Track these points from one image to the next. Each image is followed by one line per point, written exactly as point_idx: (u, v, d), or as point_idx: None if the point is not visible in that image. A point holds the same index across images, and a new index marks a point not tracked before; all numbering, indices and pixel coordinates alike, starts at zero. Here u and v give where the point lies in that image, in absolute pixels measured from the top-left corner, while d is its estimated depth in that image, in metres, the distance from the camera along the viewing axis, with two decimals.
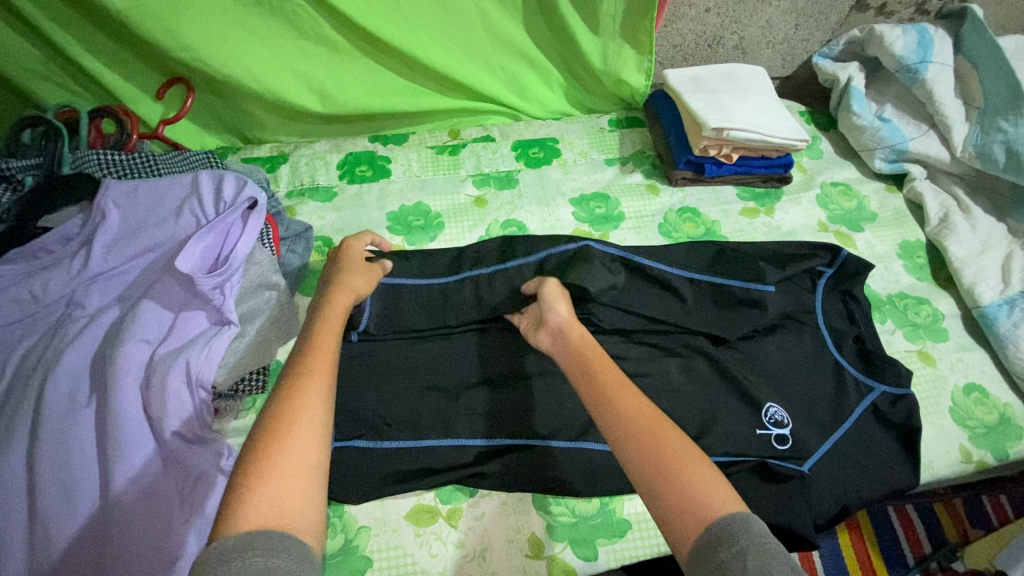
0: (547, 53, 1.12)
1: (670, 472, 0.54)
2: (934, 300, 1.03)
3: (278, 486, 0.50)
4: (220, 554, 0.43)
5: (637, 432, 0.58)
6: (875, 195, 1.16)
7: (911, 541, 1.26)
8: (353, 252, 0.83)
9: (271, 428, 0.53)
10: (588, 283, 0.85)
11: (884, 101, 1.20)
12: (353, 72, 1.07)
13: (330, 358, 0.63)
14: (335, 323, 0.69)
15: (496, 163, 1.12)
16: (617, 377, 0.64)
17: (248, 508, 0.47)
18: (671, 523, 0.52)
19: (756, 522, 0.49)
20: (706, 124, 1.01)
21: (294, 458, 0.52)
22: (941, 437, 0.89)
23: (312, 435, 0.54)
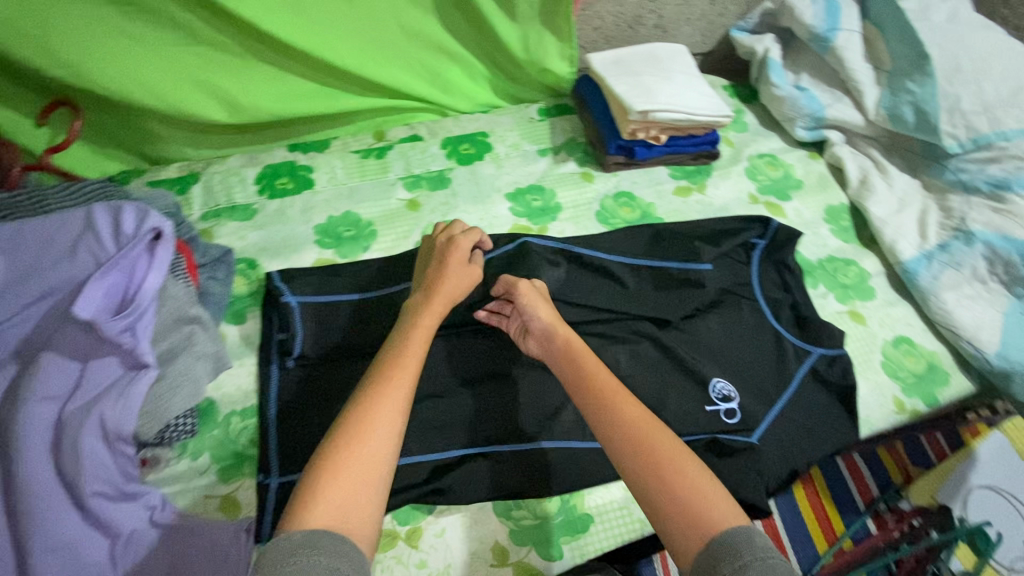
0: (467, 44, 1.09)
1: (668, 481, 0.57)
2: (860, 260, 1.08)
3: (345, 489, 0.55)
4: (286, 551, 0.49)
5: (643, 440, 0.60)
6: (799, 162, 1.19)
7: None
8: (457, 249, 0.84)
9: (348, 428, 0.59)
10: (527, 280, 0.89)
11: (801, 70, 1.23)
12: (261, 79, 1.00)
13: (416, 364, 0.67)
14: (427, 328, 0.72)
15: (426, 163, 1.08)
16: (617, 388, 0.66)
17: (320, 508, 0.53)
18: (671, 531, 0.55)
19: (756, 535, 0.52)
20: (632, 107, 1.01)
21: (365, 461, 0.57)
22: (876, 391, 0.94)
23: (383, 442, 0.59)
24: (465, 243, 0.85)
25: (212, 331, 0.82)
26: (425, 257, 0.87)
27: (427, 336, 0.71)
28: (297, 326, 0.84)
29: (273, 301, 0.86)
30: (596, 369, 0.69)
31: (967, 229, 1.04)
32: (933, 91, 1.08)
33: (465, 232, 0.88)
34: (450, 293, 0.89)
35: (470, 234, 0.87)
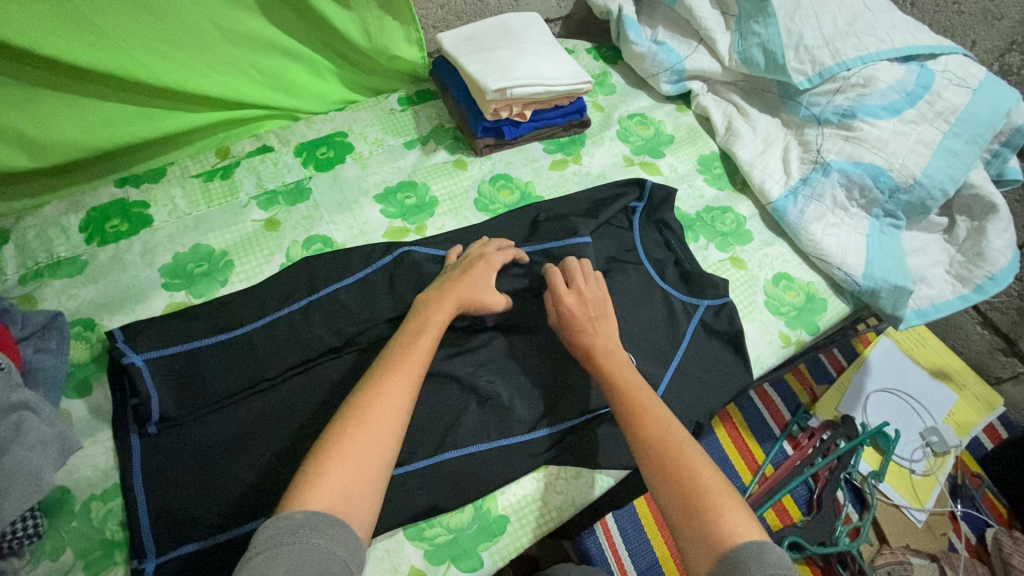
0: (301, 39, 0.99)
1: (694, 485, 0.59)
2: (736, 205, 1.11)
3: (344, 476, 0.56)
4: (285, 529, 0.51)
5: (671, 443, 0.64)
6: (668, 117, 1.20)
7: (774, 416, 1.42)
8: (483, 261, 0.85)
9: (353, 419, 0.61)
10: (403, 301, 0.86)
11: (656, 24, 1.23)
12: (60, 111, 0.86)
13: (420, 366, 0.69)
14: (433, 329, 0.74)
15: (281, 176, 1.00)
16: (653, 404, 0.70)
17: (321, 490, 0.55)
18: (687, 533, 0.57)
19: (772, 554, 0.52)
20: (487, 86, 0.96)
21: (362, 450, 0.59)
22: (763, 330, 0.98)
23: (382, 434, 0.61)
24: (491, 256, 0.86)
25: (47, 411, 0.71)
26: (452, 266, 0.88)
27: (433, 337, 0.73)
28: (151, 385, 0.75)
29: (116, 364, 0.76)
30: (636, 387, 0.72)
31: (823, 161, 1.09)
32: (776, 30, 1.11)
33: (494, 249, 0.88)
34: (322, 317, 0.84)
35: (502, 252, 0.88)
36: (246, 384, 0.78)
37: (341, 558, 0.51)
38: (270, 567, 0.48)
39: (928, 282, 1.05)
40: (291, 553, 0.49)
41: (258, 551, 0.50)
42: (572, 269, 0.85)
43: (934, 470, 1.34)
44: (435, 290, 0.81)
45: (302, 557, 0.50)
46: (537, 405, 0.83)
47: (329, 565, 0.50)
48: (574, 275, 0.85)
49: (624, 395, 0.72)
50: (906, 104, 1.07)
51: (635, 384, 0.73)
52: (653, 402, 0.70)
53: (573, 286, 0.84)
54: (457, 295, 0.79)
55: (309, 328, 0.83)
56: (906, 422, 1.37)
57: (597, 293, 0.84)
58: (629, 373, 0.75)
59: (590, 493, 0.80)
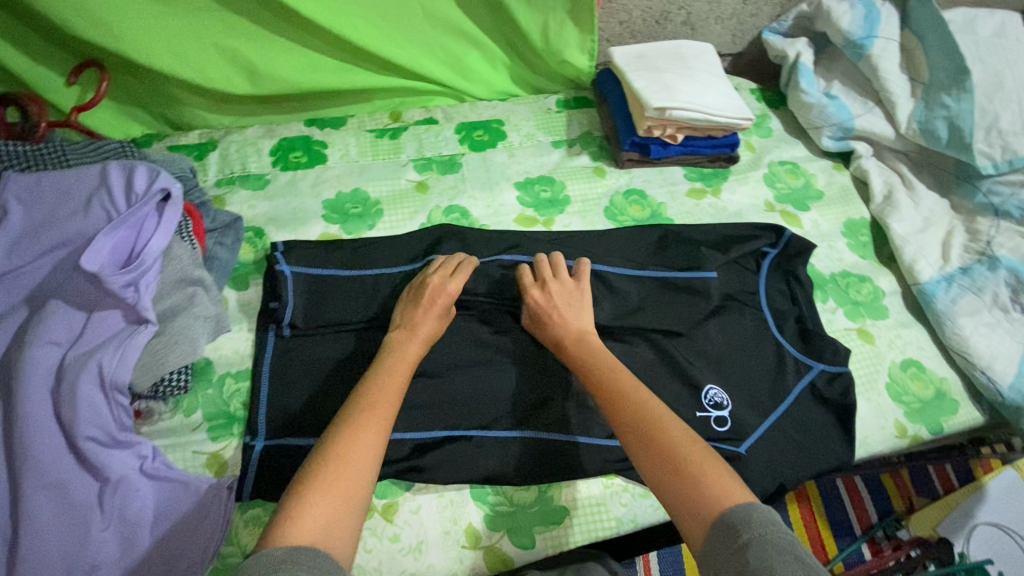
0: (488, 30, 1.08)
1: (680, 462, 0.59)
2: (876, 277, 1.04)
3: (328, 509, 0.54)
4: (272, 560, 0.48)
5: (653, 425, 0.64)
6: (822, 172, 1.16)
7: (858, 513, 1.30)
8: (433, 289, 0.83)
9: (330, 456, 0.59)
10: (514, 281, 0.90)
11: (832, 77, 1.19)
12: (282, 52, 1.01)
13: (392, 403, 0.67)
14: (406, 366, 0.74)
15: (439, 147, 1.09)
16: (628, 380, 0.71)
17: (298, 525, 0.52)
18: (678, 508, 0.57)
19: (758, 512, 0.53)
20: (648, 102, 0.99)
21: (343, 483, 0.57)
22: (877, 413, 0.91)
23: (363, 468, 0.59)
24: (449, 287, 0.83)
25: (215, 292, 0.83)
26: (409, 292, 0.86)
27: (405, 375, 0.73)
28: (291, 293, 0.86)
29: (270, 269, 0.89)
30: (612, 368, 0.73)
31: (992, 255, 1.01)
32: (969, 107, 1.03)
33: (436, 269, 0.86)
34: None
35: (441, 271, 0.85)
36: (365, 317, 0.86)
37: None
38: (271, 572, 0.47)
39: None
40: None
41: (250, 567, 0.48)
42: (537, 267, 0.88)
43: None
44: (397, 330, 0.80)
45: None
46: None
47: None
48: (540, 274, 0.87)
49: (605, 378, 0.72)
50: None
51: (609, 365, 0.74)
52: (631, 382, 0.71)
53: (539, 282, 0.87)
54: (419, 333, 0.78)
55: None
56: None
57: (566, 283, 0.86)
58: (607, 355, 0.76)
59: (653, 515, 0.79)
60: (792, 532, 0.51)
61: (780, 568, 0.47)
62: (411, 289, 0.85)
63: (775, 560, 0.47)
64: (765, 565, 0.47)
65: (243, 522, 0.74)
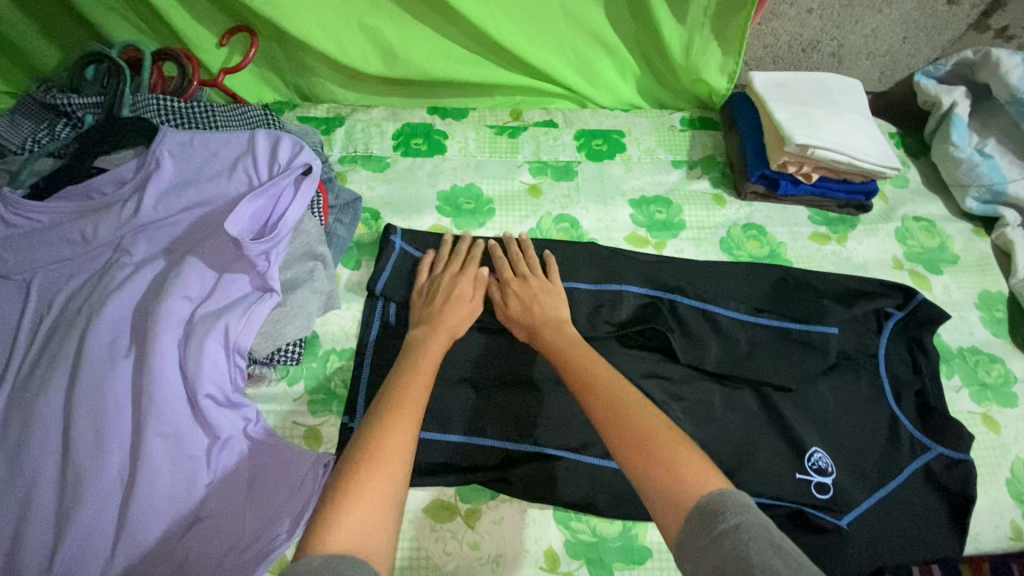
0: (624, 38, 1.05)
1: (654, 449, 0.58)
2: (1008, 360, 0.96)
3: (365, 514, 0.53)
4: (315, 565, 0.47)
5: (625, 418, 0.61)
6: (960, 235, 1.07)
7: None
8: (461, 287, 0.83)
9: (360, 458, 0.57)
10: (619, 307, 0.89)
11: (988, 134, 1.09)
12: (419, 38, 1.01)
13: (422, 398, 0.66)
14: (429, 362, 0.72)
15: (556, 152, 1.07)
16: (599, 368, 0.70)
17: (335, 531, 0.51)
18: (653, 500, 0.55)
19: (731, 497, 0.51)
20: (791, 137, 0.93)
21: (380, 486, 0.55)
22: (993, 510, 0.84)
23: (395, 471, 0.57)
24: (471, 281, 0.85)
25: (333, 270, 0.85)
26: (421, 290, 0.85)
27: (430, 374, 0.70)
28: (387, 266, 0.88)
29: (381, 238, 0.91)
30: (587, 360, 0.71)
31: None
32: None
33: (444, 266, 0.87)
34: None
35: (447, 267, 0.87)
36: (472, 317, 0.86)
37: None
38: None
39: None
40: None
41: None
42: (505, 261, 0.88)
43: None
44: (419, 327, 0.79)
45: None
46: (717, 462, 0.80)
47: None
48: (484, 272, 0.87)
49: (578, 370, 0.70)
50: None
51: (584, 355, 0.72)
52: (604, 373, 0.69)
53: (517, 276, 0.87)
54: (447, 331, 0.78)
55: None
56: None
57: (544, 279, 0.86)
58: (579, 346, 0.75)
59: None
60: (770, 520, 0.50)
61: (755, 556, 0.45)
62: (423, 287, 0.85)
63: (751, 548, 0.46)
64: (743, 552, 0.46)
65: None
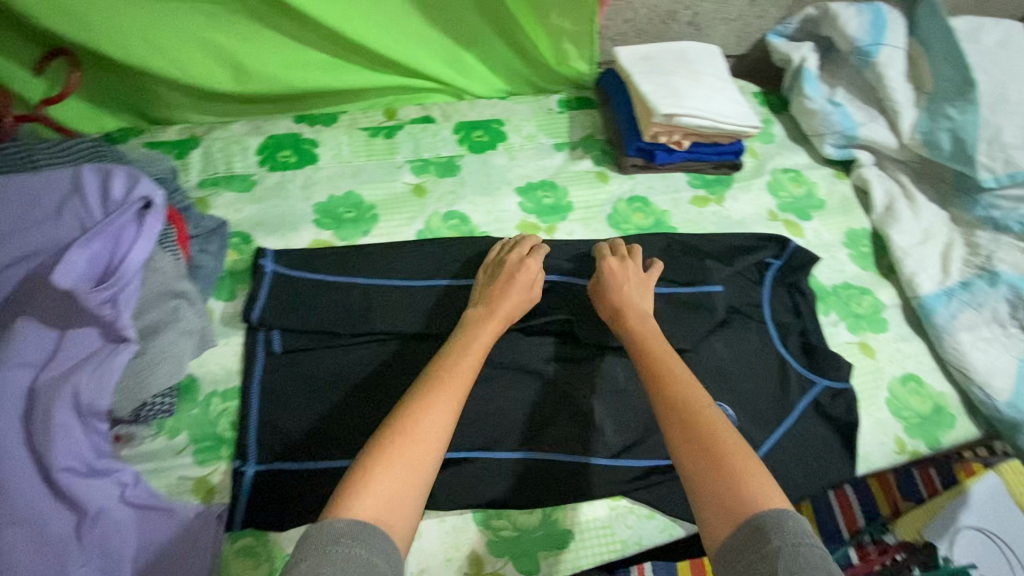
0: (487, 25, 1.03)
1: (716, 450, 0.58)
2: (876, 290, 1.04)
3: (390, 486, 0.54)
4: (333, 536, 0.49)
5: (693, 414, 0.62)
6: (824, 181, 1.15)
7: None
8: (525, 271, 0.84)
9: (400, 426, 0.58)
10: None
11: (837, 84, 1.17)
12: (269, 44, 0.95)
13: (469, 377, 0.67)
14: (483, 340, 0.73)
15: (436, 147, 1.03)
16: (671, 362, 0.70)
17: (362, 499, 0.52)
18: (699, 494, 0.56)
19: (791, 520, 0.51)
20: (657, 108, 0.95)
21: (410, 459, 0.56)
22: (878, 429, 0.91)
23: (427, 450, 0.58)
24: (533, 265, 0.85)
25: (200, 308, 0.79)
26: (487, 270, 0.86)
27: (479, 358, 0.71)
28: (263, 293, 0.83)
29: (253, 266, 0.85)
30: (663, 352, 0.72)
31: (993, 270, 1.00)
32: (974, 119, 1.03)
33: (535, 254, 0.87)
34: (456, 298, 0.86)
35: (537, 256, 0.86)
36: (366, 331, 0.82)
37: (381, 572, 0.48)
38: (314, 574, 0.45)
39: None
40: (334, 559, 0.47)
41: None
42: (603, 243, 0.91)
43: None
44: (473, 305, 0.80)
45: (345, 565, 0.47)
46: (626, 434, 0.82)
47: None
48: (611, 260, 0.87)
49: (655, 357, 0.72)
50: None
51: (662, 346, 0.74)
52: (680, 367, 0.69)
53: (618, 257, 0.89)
54: (498, 311, 0.78)
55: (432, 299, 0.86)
56: None
57: (637, 272, 0.87)
58: (657, 339, 0.75)
59: (659, 537, 0.78)
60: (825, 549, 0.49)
61: None
62: (488, 268, 0.86)
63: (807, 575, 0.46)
64: None
65: (234, 552, 0.70)
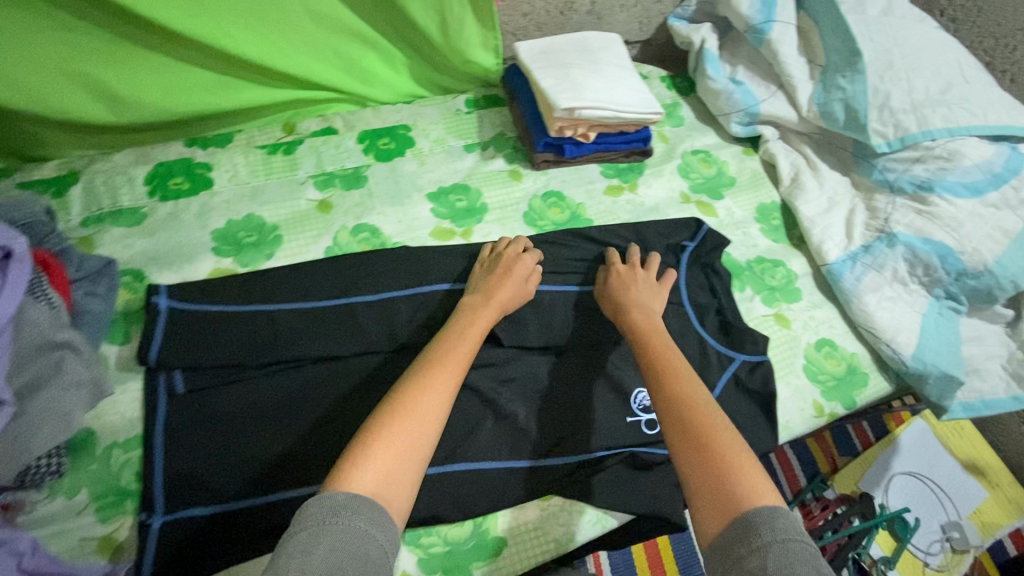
0: (381, 29, 1.00)
1: (712, 446, 0.60)
2: (788, 261, 1.07)
3: (389, 462, 0.57)
4: (337, 506, 0.52)
5: (690, 409, 0.65)
6: (733, 159, 1.18)
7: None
8: (521, 265, 0.87)
9: (399, 404, 0.62)
10: (429, 307, 0.87)
11: (737, 62, 1.20)
12: (144, 66, 0.89)
13: (465, 361, 0.71)
14: (478, 328, 0.77)
15: (340, 159, 1.00)
16: (672, 361, 0.74)
17: (365, 472, 0.56)
18: (692, 480, 0.59)
19: (784, 519, 0.52)
20: (556, 103, 0.95)
21: (409, 437, 0.60)
22: (796, 396, 0.94)
23: (425, 430, 0.61)
24: (529, 260, 0.89)
25: (88, 356, 0.74)
26: (487, 262, 0.90)
27: (475, 345, 0.74)
28: (159, 332, 0.78)
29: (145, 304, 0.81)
30: (663, 350, 0.76)
31: (890, 231, 1.03)
32: (862, 88, 1.07)
33: (531, 250, 0.91)
34: (370, 315, 0.84)
35: (532, 252, 0.90)
36: (277, 359, 0.80)
37: (378, 544, 0.51)
38: (313, 546, 0.48)
39: (980, 375, 0.99)
40: (334, 530, 0.50)
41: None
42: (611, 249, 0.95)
43: (950, 569, 1.30)
44: (471, 293, 0.84)
45: (343, 537, 0.50)
46: (553, 432, 0.82)
47: (363, 549, 0.49)
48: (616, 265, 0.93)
49: (657, 353, 0.76)
50: (990, 185, 1.01)
51: (665, 344, 0.77)
52: (680, 364, 0.73)
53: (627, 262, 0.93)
54: (496, 300, 0.82)
55: (345, 319, 0.83)
56: (930, 513, 1.35)
57: (643, 275, 0.91)
58: (661, 338, 0.79)
59: (593, 531, 0.78)
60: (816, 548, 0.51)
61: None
62: (487, 260, 0.90)
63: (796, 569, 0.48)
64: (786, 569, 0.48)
65: None
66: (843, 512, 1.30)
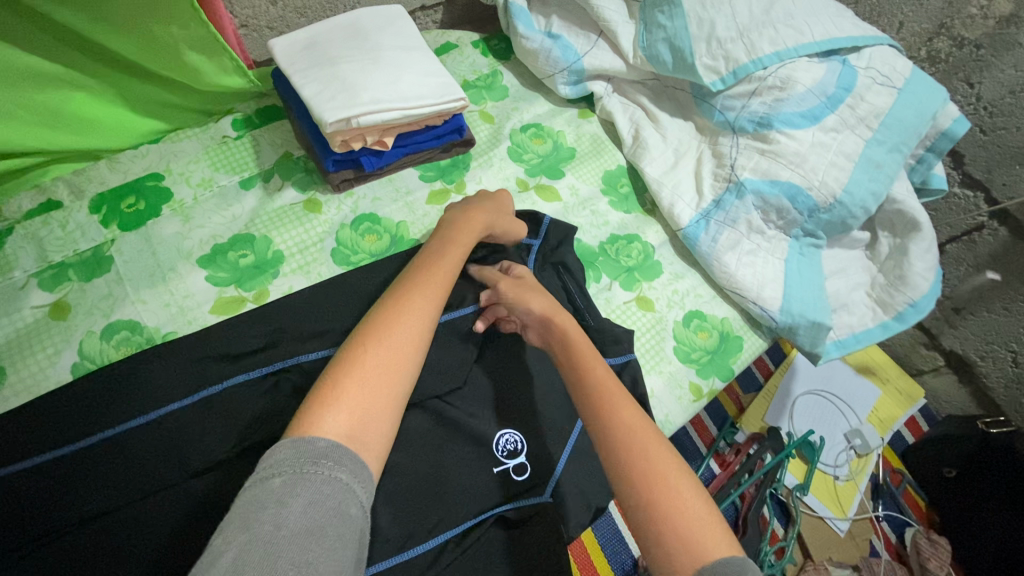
0: (76, 64, 0.74)
1: (666, 480, 0.57)
2: (643, 232, 0.98)
3: (362, 401, 0.53)
4: (321, 449, 0.48)
5: (632, 445, 0.60)
6: (568, 126, 1.05)
7: None
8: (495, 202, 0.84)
9: (373, 334, 0.59)
10: (226, 413, 0.68)
11: (550, 12, 1.05)
12: None
13: (442, 287, 0.68)
14: (455, 254, 0.73)
15: (72, 242, 0.78)
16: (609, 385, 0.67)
17: (338, 413, 0.51)
18: (635, 507, 0.57)
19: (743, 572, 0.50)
20: (323, 117, 0.76)
21: (383, 376, 0.56)
22: (671, 384, 0.87)
23: (397, 366, 0.57)
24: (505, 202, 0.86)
25: None
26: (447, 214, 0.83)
27: (449, 273, 0.71)
28: None
29: None
30: (593, 369, 0.70)
31: (738, 180, 0.95)
32: (683, 22, 0.94)
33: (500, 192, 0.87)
34: (153, 442, 0.65)
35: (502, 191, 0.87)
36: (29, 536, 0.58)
37: (359, 499, 0.48)
38: (290, 496, 0.44)
39: (848, 309, 0.97)
40: (313, 480, 0.46)
41: (231, 546, 0.40)
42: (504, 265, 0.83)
43: (856, 476, 1.35)
44: (446, 221, 0.80)
45: (323, 487, 0.46)
46: (407, 521, 0.68)
47: (348, 502, 0.46)
48: (522, 269, 0.83)
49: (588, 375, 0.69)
50: (827, 109, 0.92)
51: (592, 363, 0.70)
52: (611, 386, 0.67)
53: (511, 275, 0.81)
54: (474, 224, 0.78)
55: (114, 459, 0.63)
56: (831, 427, 1.38)
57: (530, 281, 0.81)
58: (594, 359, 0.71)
59: None
60: None
61: None
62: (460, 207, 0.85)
63: None
64: None
65: None
66: (755, 452, 1.27)
